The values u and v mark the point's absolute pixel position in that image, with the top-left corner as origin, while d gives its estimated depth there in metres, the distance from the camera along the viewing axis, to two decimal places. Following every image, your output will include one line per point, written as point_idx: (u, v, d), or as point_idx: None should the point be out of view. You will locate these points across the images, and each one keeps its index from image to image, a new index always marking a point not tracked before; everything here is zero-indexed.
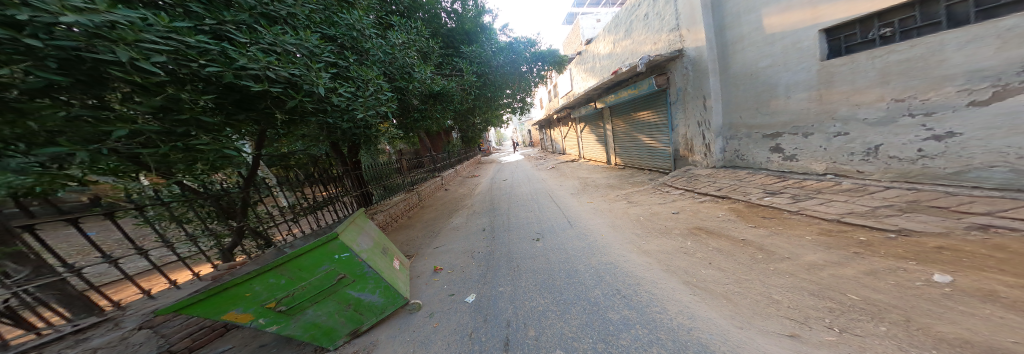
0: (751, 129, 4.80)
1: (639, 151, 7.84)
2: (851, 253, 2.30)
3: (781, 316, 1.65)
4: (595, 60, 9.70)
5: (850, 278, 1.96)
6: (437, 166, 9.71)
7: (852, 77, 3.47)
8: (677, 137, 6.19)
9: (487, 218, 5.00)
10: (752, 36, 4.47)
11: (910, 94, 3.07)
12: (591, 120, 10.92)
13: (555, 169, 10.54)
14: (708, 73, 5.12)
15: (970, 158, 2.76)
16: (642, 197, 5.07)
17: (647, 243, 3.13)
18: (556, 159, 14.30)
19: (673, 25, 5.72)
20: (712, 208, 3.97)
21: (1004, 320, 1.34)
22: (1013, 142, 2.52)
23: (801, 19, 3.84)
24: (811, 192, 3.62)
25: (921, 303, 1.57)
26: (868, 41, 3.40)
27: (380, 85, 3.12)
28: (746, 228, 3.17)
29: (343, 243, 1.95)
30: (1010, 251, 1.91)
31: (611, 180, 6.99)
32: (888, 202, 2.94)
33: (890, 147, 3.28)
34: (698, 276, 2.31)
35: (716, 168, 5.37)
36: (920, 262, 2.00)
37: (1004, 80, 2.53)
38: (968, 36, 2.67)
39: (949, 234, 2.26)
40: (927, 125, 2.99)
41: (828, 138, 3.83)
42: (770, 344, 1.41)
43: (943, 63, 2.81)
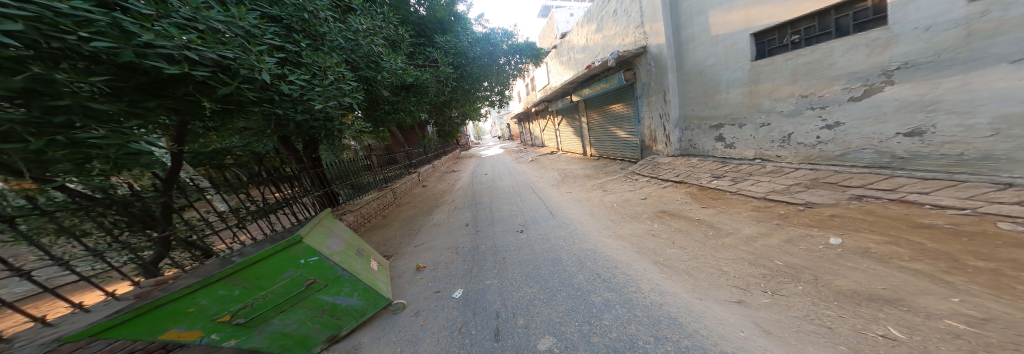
0: (699, 121, 5.37)
1: (611, 143, 8.29)
2: (775, 224, 2.75)
3: (731, 285, 1.91)
4: (571, 53, 9.91)
5: (775, 246, 2.34)
6: (413, 162, 9.25)
7: (773, 76, 4.06)
8: (643, 128, 6.69)
9: (469, 212, 4.91)
10: (702, 37, 4.94)
11: (811, 91, 3.70)
12: (566, 113, 11.23)
13: (534, 162, 10.69)
14: (667, 70, 5.58)
15: (848, 143, 3.45)
16: (613, 185, 5.42)
17: (621, 227, 3.36)
18: (536, 152, 14.48)
19: (638, 22, 6.10)
20: (673, 192, 4.39)
21: (876, 272, 1.73)
22: (878, 129, 3.19)
23: (738, 23, 4.36)
24: (744, 175, 4.19)
25: (824, 264, 1.94)
26: (784, 46, 3.98)
27: (343, 73, 2.85)
28: (699, 209, 3.57)
29: (310, 247, 1.77)
30: (878, 215, 2.45)
31: (587, 171, 7.32)
32: (798, 181, 3.53)
33: (798, 135, 3.93)
34: (664, 256, 2.55)
35: (674, 156, 5.91)
36: (821, 229, 2.46)
37: (870, 81, 3.18)
38: (848, 44, 3.28)
39: (838, 204, 2.82)
40: (823, 117, 3.62)
41: (756, 128, 4.45)
42: (723, 311, 1.64)
43: (833, 66, 3.44)
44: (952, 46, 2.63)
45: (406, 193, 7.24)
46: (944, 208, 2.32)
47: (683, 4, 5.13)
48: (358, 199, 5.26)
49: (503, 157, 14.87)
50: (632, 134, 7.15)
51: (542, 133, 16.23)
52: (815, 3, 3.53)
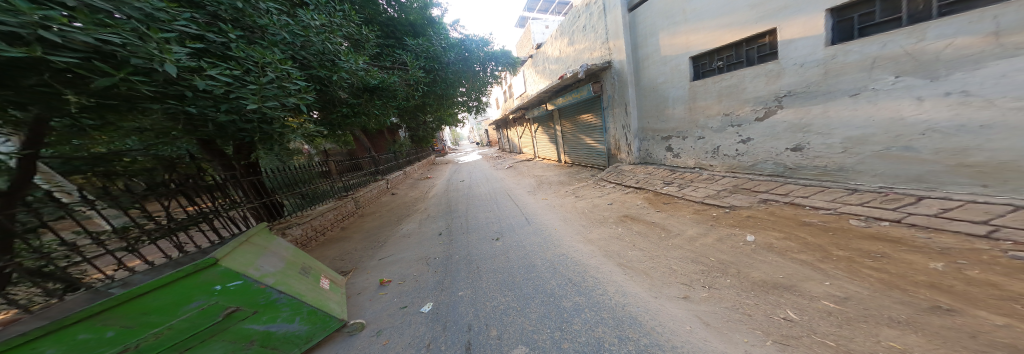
0: (652, 132, 5.94)
1: (582, 150, 8.66)
2: (709, 225, 3.13)
3: (678, 282, 2.10)
4: (546, 63, 10.21)
5: (710, 245, 2.65)
6: (380, 168, 8.52)
7: (705, 95, 4.68)
8: (610, 138, 7.13)
9: (443, 221, 4.62)
10: (654, 56, 5.50)
11: (731, 110, 4.35)
12: (542, 121, 11.45)
13: (512, 169, 10.65)
14: (627, 84, 6.07)
15: (753, 155, 4.16)
16: (584, 191, 5.67)
17: (591, 232, 3.49)
18: (513, 158, 14.46)
19: (604, 38, 6.56)
20: (633, 197, 4.75)
21: (783, 265, 2.08)
22: (774, 145, 3.86)
23: (680, 47, 4.97)
24: (687, 182, 4.73)
25: (746, 259, 2.27)
26: (712, 70, 4.65)
27: (288, 71, 2.51)
28: (653, 213, 3.90)
29: (231, 270, 1.46)
30: (778, 215, 2.97)
31: (562, 177, 7.52)
32: (724, 186, 4.11)
33: (724, 148, 4.57)
34: (627, 257, 2.69)
35: (635, 164, 6.41)
36: (742, 228, 2.87)
37: (767, 104, 3.87)
38: (755, 73, 3.94)
39: (752, 206, 3.34)
40: (740, 134, 4.27)
41: (694, 141, 5.06)
42: (675, 307, 1.79)
43: (745, 91, 4.10)
44: (816, 81, 3.34)
45: (370, 203, 6.58)
46: (817, 208, 2.93)
47: (640, 26, 5.65)
48: (310, 210, 4.61)
49: (478, 163, 14.60)
50: (600, 142, 7.58)
51: (518, 140, 16.34)
52: (733, 36, 4.17)
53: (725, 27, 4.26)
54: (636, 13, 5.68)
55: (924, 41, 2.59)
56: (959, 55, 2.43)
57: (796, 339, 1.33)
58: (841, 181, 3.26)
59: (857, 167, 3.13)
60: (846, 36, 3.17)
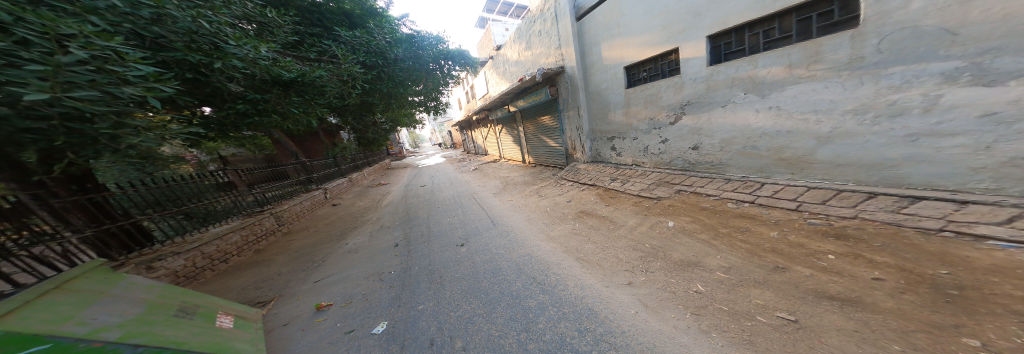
0: (600, 134, 6.49)
1: (542, 151, 8.99)
2: (646, 215, 3.58)
3: (624, 270, 2.34)
4: (505, 65, 10.31)
5: (648, 232, 3.04)
6: (314, 176, 7.44)
7: (636, 101, 5.30)
8: (568, 139, 7.54)
9: (400, 230, 4.24)
10: (598, 64, 6.03)
11: (653, 115, 4.99)
12: (504, 122, 11.50)
13: (477, 171, 10.48)
14: (578, 89, 6.54)
15: (668, 154, 4.89)
16: (547, 190, 5.91)
17: (553, 229, 3.63)
18: (477, 160, 14.23)
19: (557, 45, 6.94)
20: (587, 194, 5.16)
21: (698, 246, 2.50)
22: (680, 145, 4.59)
23: (617, 57, 5.54)
24: (627, 177, 5.33)
25: (673, 243, 2.67)
26: (639, 80, 5.31)
27: (115, 48, 1.97)
28: (603, 207, 4.30)
29: (14, 333, 1.01)
30: (691, 203, 3.57)
31: (526, 177, 7.71)
32: (652, 180, 4.78)
33: (650, 148, 5.24)
34: (583, 251, 2.88)
35: (588, 163, 6.92)
36: (668, 216, 3.36)
37: (677, 112, 4.53)
38: (667, 84, 4.59)
39: (675, 197, 3.93)
40: (660, 136, 4.96)
41: (630, 141, 5.71)
42: (623, 294, 1.99)
43: (661, 99, 4.76)
44: (701, 93, 4.09)
45: (300, 219, 5.67)
46: (712, 196, 3.65)
47: (586, 35, 6.13)
48: (201, 232, 3.70)
49: (441, 166, 13.96)
50: (558, 143, 7.97)
51: (483, 141, 16.14)
52: (652, 51, 4.80)
53: (645, 44, 4.89)
54: (582, 22, 6.13)
55: (756, 67, 3.42)
56: (776, 81, 3.27)
57: (704, 308, 1.64)
58: (721, 174, 4.08)
59: (728, 161, 3.97)
60: (715, 59, 3.95)
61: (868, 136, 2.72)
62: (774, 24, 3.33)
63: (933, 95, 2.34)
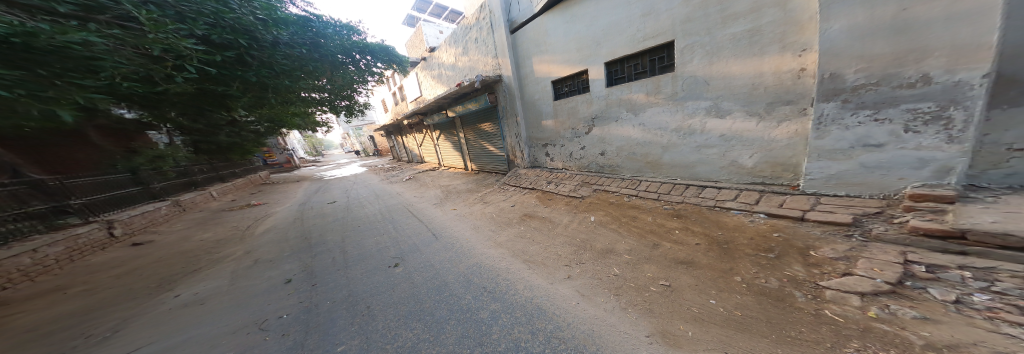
0: (536, 141, 6.93)
1: (484, 157, 9.02)
2: (583, 214, 4.17)
3: (564, 264, 2.70)
4: (441, 68, 9.97)
5: (584, 231, 3.49)
6: (77, 204, 4.82)
7: (562, 113, 5.93)
8: (508, 145, 7.75)
9: (308, 259, 3.50)
10: (531, 76, 6.43)
11: (575, 125, 5.72)
12: (443, 128, 11.03)
13: (414, 180, 9.75)
14: (515, 98, 6.84)
15: (586, 158, 5.80)
16: (491, 197, 5.95)
17: (500, 235, 3.65)
18: (414, 168, 13.27)
19: (493, 54, 7.11)
20: (529, 197, 5.44)
21: (620, 241, 3.10)
22: (589, 152, 5.67)
23: (545, 71, 6.03)
24: (558, 179, 5.92)
25: (603, 237, 3.28)
26: (562, 94, 5.94)
27: None
28: (544, 209, 4.62)
29: None
30: (610, 202, 4.42)
31: (469, 185, 7.60)
32: (577, 181, 5.52)
33: (573, 153, 6.02)
34: (529, 253, 3.03)
35: (528, 168, 7.27)
36: (596, 216, 3.99)
37: (592, 123, 5.37)
38: (582, 100, 5.41)
39: (601, 198, 4.65)
40: (581, 144, 5.78)
41: (559, 147, 6.33)
42: (566, 288, 2.26)
43: (579, 112, 5.55)
44: (600, 110, 5.15)
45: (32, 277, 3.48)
46: (616, 191, 4.73)
47: (520, 48, 6.46)
48: None
49: (371, 176, 12.43)
50: (499, 149, 8.15)
51: (416, 148, 15.10)
52: (572, 69, 5.46)
53: (565, 63, 5.55)
54: (516, 35, 6.45)
55: (631, 91, 4.59)
56: (642, 104, 4.47)
57: (621, 289, 2.17)
58: (618, 174, 5.21)
59: (622, 165, 5.11)
60: (610, 82, 4.95)
61: (682, 147, 4.14)
62: (639, 60, 4.46)
63: (703, 122, 3.84)
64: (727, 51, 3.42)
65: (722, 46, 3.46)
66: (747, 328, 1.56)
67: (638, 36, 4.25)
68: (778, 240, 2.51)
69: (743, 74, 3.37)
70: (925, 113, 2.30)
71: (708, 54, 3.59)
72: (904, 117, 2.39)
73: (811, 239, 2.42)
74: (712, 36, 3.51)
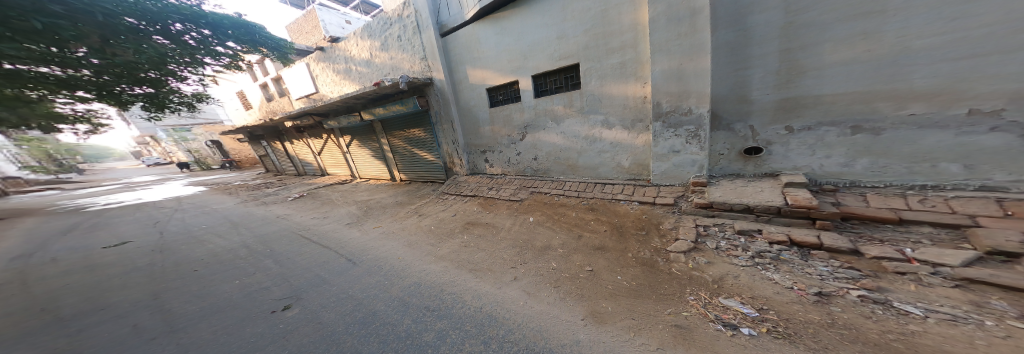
0: (474, 147, 6.87)
1: (416, 166, 8.36)
2: (524, 216, 4.42)
3: (511, 267, 2.90)
4: (349, 62, 8.66)
5: (523, 234, 3.77)
6: None
7: (499, 119, 6.08)
8: (444, 152, 7.42)
9: (134, 325, 2.37)
10: (466, 82, 6.36)
11: (511, 132, 5.98)
12: (356, 132, 9.58)
13: (325, 196, 8.13)
14: (450, 103, 6.62)
15: (522, 163, 6.12)
16: (428, 208, 5.56)
17: (441, 249, 3.49)
18: (321, 181, 11.09)
19: (421, 55, 6.71)
20: (470, 205, 5.37)
21: (555, 239, 3.52)
22: (520, 156, 6.06)
23: (479, 78, 6.07)
24: (496, 184, 6.08)
25: (541, 237, 3.62)
26: (497, 102, 6.08)
27: None
28: (488, 215, 4.66)
29: None
30: (543, 202, 4.86)
31: (398, 197, 6.88)
32: (515, 185, 5.78)
33: (509, 158, 6.29)
34: (476, 262, 3.06)
35: (468, 175, 7.12)
36: (534, 217, 4.32)
37: (527, 130, 5.71)
38: (515, 109, 5.70)
39: (537, 200, 5.02)
40: (518, 150, 6.05)
41: (497, 153, 6.47)
42: (512, 290, 2.43)
43: (512, 120, 5.83)
44: (531, 119, 5.55)
45: None
46: (549, 192, 5.18)
47: (452, 53, 6.33)
48: None
49: (257, 195, 9.65)
50: (433, 157, 7.68)
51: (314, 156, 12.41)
52: (504, 79, 5.67)
53: (497, 72, 5.73)
54: (447, 39, 6.29)
55: (553, 103, 5.16)
56: (562, 115, 5.12)
57: (559, 281, 2.55)
58: (549, 177, 5.75)
59: (552, 169, 5.67)
60: (538, 94, 5.38)
61: (587, 152, 5.10)
62: (557, 76, 5.09)
63: (598, 132, 4.86)
64: (610, 78, 4.43)
65: (605, 73, 4.47)
66: (641, 295, 2.24)
67: (556, 55, 4.86)
68: (645, 220, 3.67)
69: (618, 95, 4.47)
70: (692, 131, 3.87)
71: (599, 78, 4.54)
72: (684, 134, 3.95)
73: (659, 216, 3.71)
74: (601, 63, 4.46)
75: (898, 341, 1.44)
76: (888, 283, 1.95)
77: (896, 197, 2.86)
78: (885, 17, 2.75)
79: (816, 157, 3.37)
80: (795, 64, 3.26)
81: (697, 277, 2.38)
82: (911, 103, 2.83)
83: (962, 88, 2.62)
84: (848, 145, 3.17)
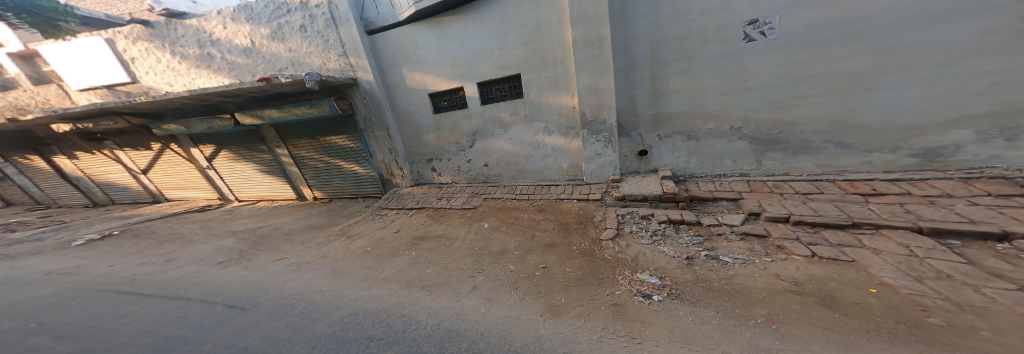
0: (418, 156, 6.49)
1: (342, 181, 7.35)
2: (475, 223, 4.45)
3: (468, 277, 2.90)
4: (208, 47, 6.39)
5: (475, 241, 3.82)
6: None
7: (446, 126, 5.90)
8: (378, 162, 6.78)
9: None
10: (402, 86, 5.90)
11: (459, 139, 5.90)
12: (225, 140, 7.55)
13: (213, 226, 6.35)
14: (384, 108, 6.02)
15: (473, 170, 6.10)
16: (361, 228, 5.03)
17: (382, 270, 3.24)
18: (180, 208, 8.50)
19: (339, 51, 5.75)
20: (417, 218, 5.07)
21: (507, 242, 3.68)
22: (466, 163, 6.09)
23: (419, 83, 5.74)
24: (444, 194, 5.95)
25: (495, 241, 3.76)
26: (442, 108, 5.88)
27: None
28: (438, 227, 4.50)
29: None
30: (491, 207, 4.99)
31: (315, 221, 6.00)
32: (468, 193, 5.76)
33: (455, 166, 6.22)
34: (427, 277, 2.96)
35: (412, 186, 6.75)
36: (487, 223, 4.40)
37: (476, 137, 5.74)
38: (462, 116, 5.67)
39: (486, 205, 5.11)
40: (468, 158, 6.01)
41: (445, 162, 6.28)
42: (472, 299, 2.44)
43: (460, 127, 5.76)
44: (479, 126, 5.61)
45: None
46: (502, 197, 5.31)
47: (383, 53, 5.75)
48: None
49: (83, 232, 6.74)
50: (364, 168, 6.91)
51: (160, 172, 9.03)
52: (447, 84, 5.55)
53: (439, 77, 5.54)
54: (376, 37, 5.67)
55: (500, 110, 5.35)
56: (509, 122, 5.35)
57: (517, 282, 2.70)
58: (501, 182, 5.93)
59: (503, 174, 5.86)
60: (484, 101, 5.48)
61: (534, 156, 5.46)
62: (502, 85, 5.28)
63: (540, 138, 5.27)
64: (549, 90, 4.87)
65: (544, 84, 4.88)
66: (588, 282, 2.57)
67: (499, 64, 5.04)
68: (582, 215, 4.18)
69: (555, 104, 4.95)
70: (608, 137, 4.69)
71: (538, 88, 4.93)
72: (603, 139, 4.74)
73: (591, 210, 4.28)
74: (539, 74, 4.86)
75: (727, 284, 2.27)
76: (716, 243, 2.98)
77: (715, 182, 4.23)
78: (694, 62, 4.02)
79: (674, 157, 4.61)
80: (655, 89, 4.33)
81: (622, 258, 2.91)
82: (709, 121, 4.25)
83: (724, 113, 4.15)
84: (685, 149, 4.51)
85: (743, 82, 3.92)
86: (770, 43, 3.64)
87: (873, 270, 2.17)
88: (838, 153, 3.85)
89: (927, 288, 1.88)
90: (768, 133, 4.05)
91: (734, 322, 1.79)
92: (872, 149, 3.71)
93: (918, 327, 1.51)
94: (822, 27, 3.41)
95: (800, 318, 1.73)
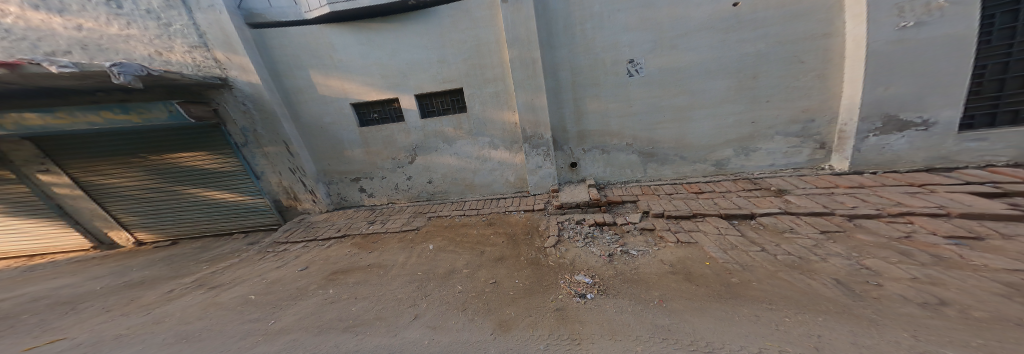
0: (337, 174, 5.59)
1: (216, 211, 5.68)
2: (413, 246, 4.02)
3: (407, 306, 2.53)
4: None
5: (417, 264, 3.45)
6: None
7: (377, 140, 5.27)
8: (269, 185, 5.52)
9: None
10: (309, 92, 5.02)
11: (394, 154, 5.36)
12: None
13: None
14: (278, 118, 4.94)
15: (414, 188, 5.60)
16: (238, 273, 3.89)
17: (279, 320, 2.52)
18: None
19: (193, 42, 4.51)
20: (339, 248, 4.27)
21: (450, 261, 3.44)
22: (399, 180, 5.55)
23: (337, 91, 5.00)
24: (370, 217, 5.24)
25: (441, 260, 3.48)
26: (371, 119, 5.27)
27: None
28: (369, 255, 3.87)
29: None
30: (433, 226, 4.63)
31: (160, 272, 4.42)
32: (408, 213, 5.24)
33: (383, 185, 5.61)
34: (348, 317, 2.44)
35: (329, 211, 5.79)
36: (431, 243, 4.05)
37: (414, 152, 5.33)
38: (394, 129, 5.18)
39: (426, 224, 4.72)
40: (406, 174, 5.49)
41: (379, 180, 5.58)
42: (414, 330, 2.12)
43: (394, 141, 5.25)
44: (419, 140, 5.23)
45: None
46: (448, 215, 5.00)
47: (277, 51, 4.76)
48: None
49: None
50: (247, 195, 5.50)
51: None
52: (377, 94, 5.02)
53: (366, 86, 4.96)
54: (260, 31, 4.67)
55: (442, 124, 5.12)
56: (452, 136, 5.17)
57: (467, 302, 2.50)
58: (447, 199, 5.62)
59: (449, 190, 5.57)
60: (424, 114, 5.17)
61: (481, 171, 5.39)
62: (443, 98, 5.09)
63: (484, 153, 5.25)
64: (491, 105, 4.95)
65: (485, 100, 4.93)
66: (537, 290, 2.59)
67: (439, 77, 4.87)
68: (529, 224, 4.29)
69: (498, 120, 5.04)
70: (546, 151, 5.02)
71: (481, 103, 4.94)
72: (543, 152, 5.04)
73: (534, 219, 4.44)
74: (480, 90, 4.89)
75: (635, 273, 2.65)
76: (627, 238, 3.43)
77: (621, 188, 4.97)
78: (601, 89, 4.70)
79: (595, 167, 5.20)
80: (578, 109, 4.88)
81: (563, 263, 3.05)
82: (610, 138, 4.98)
83: (615, 131, 4.93)
84: (600, 161, 5.14)
85: (628, 108, 4.76)
86: (644, 79, 4.54)
87: (705, 248, 2.90)
88: (679, 163, 4.96)
89: (729, 257, 2.68)
90: (645, 148, 4.98)
91: (643, 306, 2.09)
92: (696, 161, 4.91)
93: (728, 285, 2.21)
94: (663, 72, 4.46)
95: (678, 294, 2.20)
